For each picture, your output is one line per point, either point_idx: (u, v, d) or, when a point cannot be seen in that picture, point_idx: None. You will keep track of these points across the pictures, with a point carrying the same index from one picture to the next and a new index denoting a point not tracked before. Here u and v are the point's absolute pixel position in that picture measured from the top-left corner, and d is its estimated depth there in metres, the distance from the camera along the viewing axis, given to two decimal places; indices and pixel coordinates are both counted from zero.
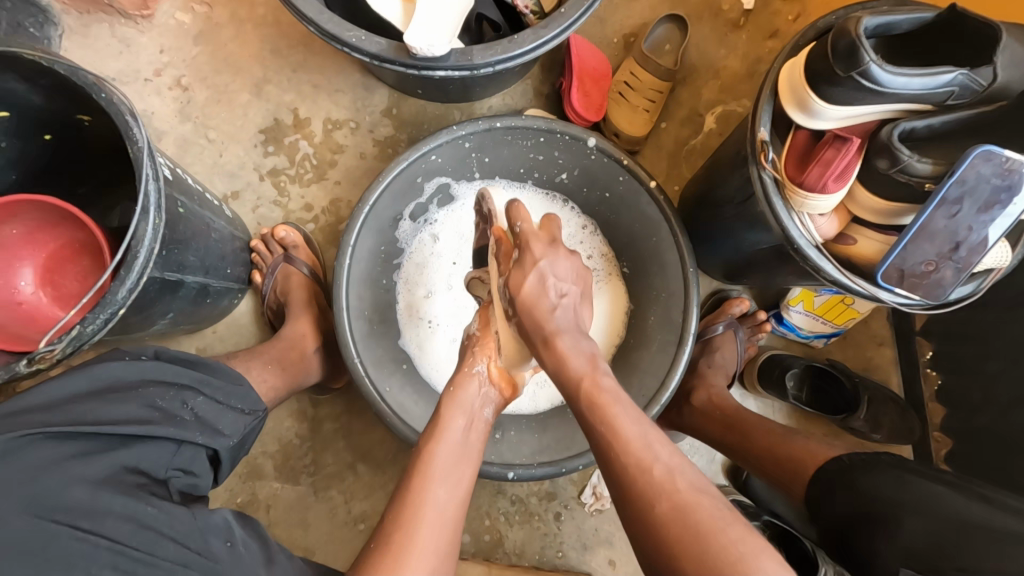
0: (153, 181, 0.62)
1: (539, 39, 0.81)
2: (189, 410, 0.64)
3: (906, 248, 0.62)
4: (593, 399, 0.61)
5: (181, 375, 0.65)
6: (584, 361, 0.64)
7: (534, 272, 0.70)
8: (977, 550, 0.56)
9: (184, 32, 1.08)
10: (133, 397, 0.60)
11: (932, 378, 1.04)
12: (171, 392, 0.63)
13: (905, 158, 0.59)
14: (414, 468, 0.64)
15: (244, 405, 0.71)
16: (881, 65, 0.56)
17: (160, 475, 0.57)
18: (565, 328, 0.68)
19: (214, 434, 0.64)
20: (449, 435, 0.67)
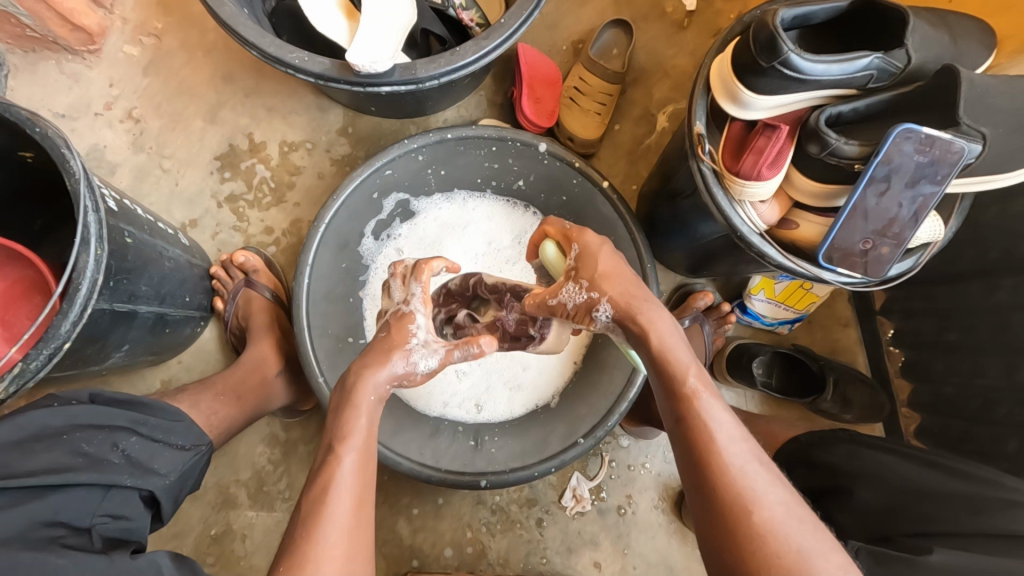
0: (92, 212, 0.61)
1: (481, 49, 0.82)
2: (120, 453, 0.62)
3: (843, 228, 0.64)
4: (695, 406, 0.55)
5: (114, 416, 0.64)
6: (688, 356, 0.59)
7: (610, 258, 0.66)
8: (929, 517, 0.57)
9: (133, 63, 1.08)
10: (58, 445, 0.59)
11: (895, 355, 1.06)
12: (100, 435, 0.62)
13: (833, 141, 0.61)
14: (320, 479, 0.55)
15: (184, 442, 0.70)
16: (800, 54, 0.59)
17: (84, 524, 0.55)
18: (664, 324, 0.61)
19: (146, 475, 0.63)
20: (354, 438, 0.58)
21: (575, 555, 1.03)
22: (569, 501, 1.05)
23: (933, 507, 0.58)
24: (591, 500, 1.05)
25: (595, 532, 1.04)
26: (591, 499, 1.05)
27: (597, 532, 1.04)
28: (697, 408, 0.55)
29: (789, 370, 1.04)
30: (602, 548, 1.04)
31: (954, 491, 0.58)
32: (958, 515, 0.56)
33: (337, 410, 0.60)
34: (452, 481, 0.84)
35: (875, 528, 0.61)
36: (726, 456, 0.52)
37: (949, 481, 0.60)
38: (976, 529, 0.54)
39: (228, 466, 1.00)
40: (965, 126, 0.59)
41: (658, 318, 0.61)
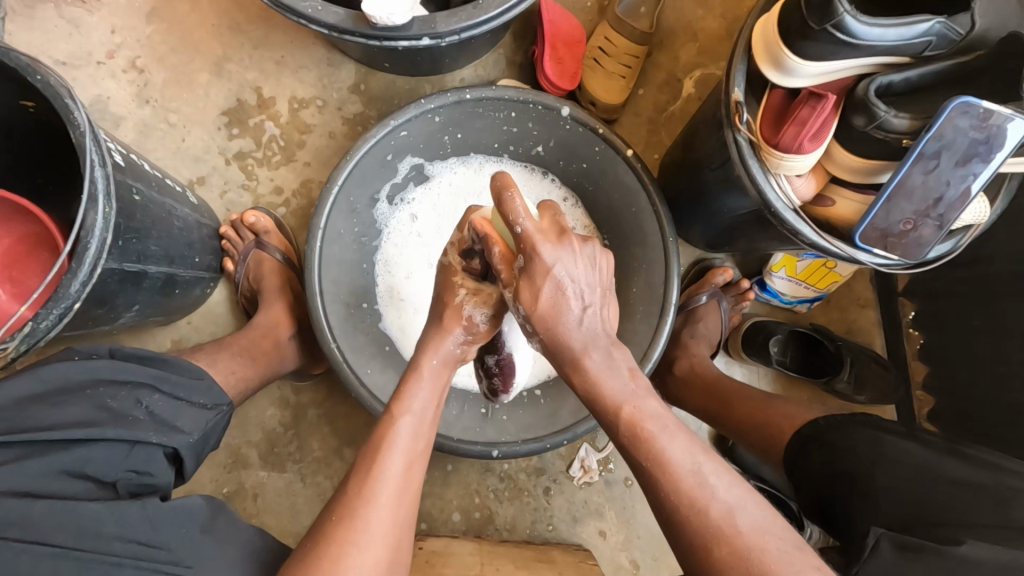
0: (99, 167, 0.59)
1: (504, 4, 0.77)
2: (144, 409, 0.59)
3: (884, 207, 0.61)
4: (636, 426, 0.59)
5: (135, 372, 0.61)
6: (624, 387, 0.61)
7: (549, 284, 0.61)
8: (957, 507, 0.57)
9: (136, 9, 1.02)
10: (82, 400, 0.57)
11: (915, 338, 1.04)
12: (123, 391, 0.59)
13: (881, 114, 0.58)
14: (378, 434, 0.62)
15: (207, 401, 0.66)
16: (855, 16, 0.54)
17: (109, 477, 0.53)
18: (593, 341, 0.62)
19: (170, 433, 0.60)
20: (413, 406, 0.65)
21: (580, 524, 1.05)
22: (577, 471, 1.06)
23: (955, 497, 0.57)
24: (598, 471, 1.06)
25: (601, 502, 1.05)
26: (598, 470, 1.06)
27: (604, 502, 1.05)
28: (647, 443, 0.58)
29: (804, 349, 1.03)
30: (608, 518, 1.05)
31: (976, 482, 0.58)
32: (987, 507, 0.55)
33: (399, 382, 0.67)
34: (464, 451, 0.84)
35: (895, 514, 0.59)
36: (678, 477, 0.55)
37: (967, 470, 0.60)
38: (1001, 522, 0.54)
39: (240, 426, 1.01)
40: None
41: (591, 339, 0.62)
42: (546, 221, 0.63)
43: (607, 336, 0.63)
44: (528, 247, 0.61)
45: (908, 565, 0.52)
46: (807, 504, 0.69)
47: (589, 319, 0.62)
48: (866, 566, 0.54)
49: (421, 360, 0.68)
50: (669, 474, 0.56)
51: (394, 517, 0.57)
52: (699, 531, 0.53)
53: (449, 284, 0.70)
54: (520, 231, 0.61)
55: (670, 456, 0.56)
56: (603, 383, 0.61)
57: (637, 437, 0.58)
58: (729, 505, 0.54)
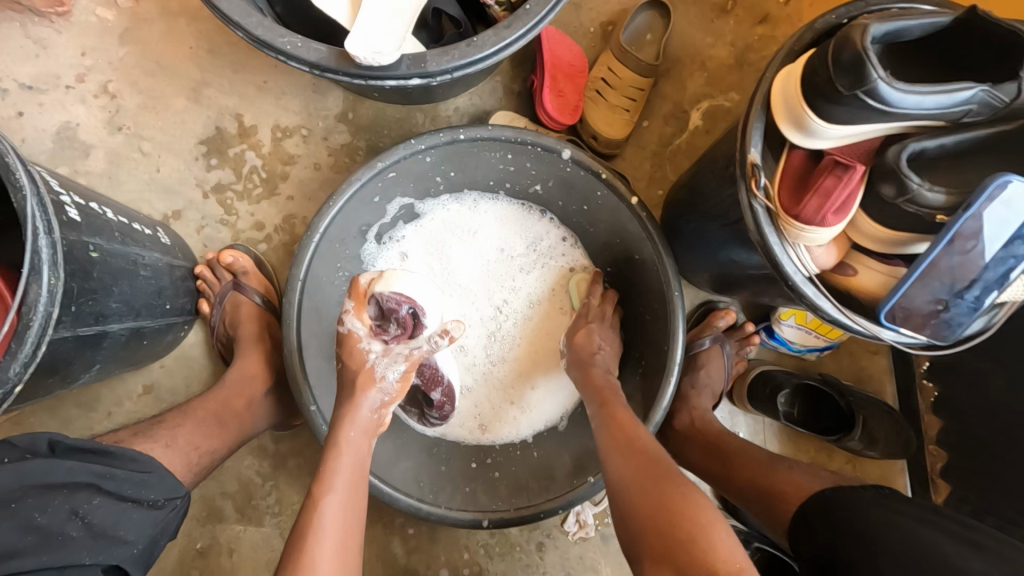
0: (44, 234, 0.53)
1: (501, 41, 0.72)
2: (81, 522, 0.51)
3: (915, 285, 0.55)
4: (628, 442, 0.67)
5: (74, 472, 0.52)
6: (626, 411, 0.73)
7: (586, 333, 0.86)
8: None
9: (108, 30, 0.96)
10: (3, 518, 0.48)
11: (929, 390, 0.99)
12: (56, 500, 0.50)
13: (915, 187, 0.52)
14: (305, 515, 0.59)
15: (158, 496, 0.58)
16: (890, 83, 0.49)
17: None
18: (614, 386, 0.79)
19: (109, 546, 0.52)
20: (337, 480, 0.62)
21: None
22: (572, 525, 1.00)
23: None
24: (594, 525, 1.00)
25: (597, 558, 1.00)
26: (595, 524, 1.00)
27: (600, 558, 1.00)
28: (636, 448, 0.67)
29: (812, 402, 0.98)
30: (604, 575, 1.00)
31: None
32: None
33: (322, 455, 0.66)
34: (452, 520, 0.79)
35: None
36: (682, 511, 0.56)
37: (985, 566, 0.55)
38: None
39: (216, 477, 0.95)
40: None
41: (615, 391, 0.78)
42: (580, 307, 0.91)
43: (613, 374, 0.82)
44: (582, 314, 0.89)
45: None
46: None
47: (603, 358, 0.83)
48: None
49: (339, 436, 0.67)
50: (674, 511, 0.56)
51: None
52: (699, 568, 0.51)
53: (356, 349, 0.75)
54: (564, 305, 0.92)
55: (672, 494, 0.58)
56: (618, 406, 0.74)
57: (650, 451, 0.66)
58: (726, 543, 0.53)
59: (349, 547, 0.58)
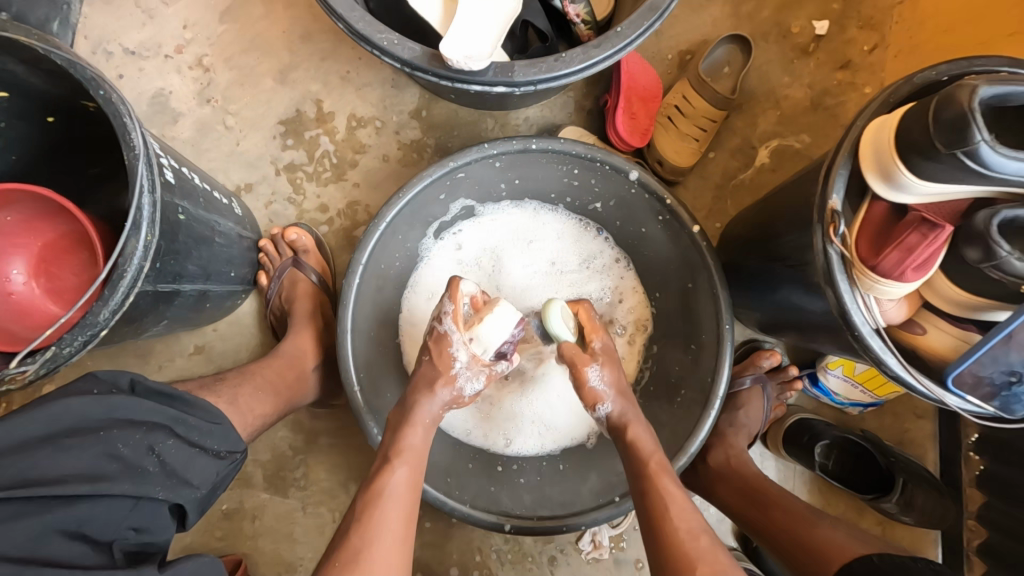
0: (147, 191, 0.56)
1: (589, 59, 0.73)
2: (156, 458, 0.52)
3: (988, 353, 0.54)
4: (651, 477, 0.67)
5: (154, 413, 0.53)
6: (652, 447, 0.71)
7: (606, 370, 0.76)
8: None
9: (211, 7, 1.01)
10: (93, 442, 0.49)
11: (975, 463, 0.95)
12: (138, 435, 0.52)
13: (1003, 254, 0.51)
14: (373, 483, 0.66)
15: (222, 447, 0.59)
16: (993, 146, 0.48)
17: (107, 537, 0.47)
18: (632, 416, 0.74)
19: (179, 487, 0.53)
20: (406, 452, 0.69)
21: None
22: (586, 544, 1.00)
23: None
24: (609, 548, 1.00)
25: None
26: (609, 547, 1.00)
27: None
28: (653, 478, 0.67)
29: (853, 458, 0.95)
30: None
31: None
32: None
33: (394, 428, 0.72)
34: (476, 519, 0.79)
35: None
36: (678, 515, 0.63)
37: None
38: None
39: (250, 443, 0.98)
40: None
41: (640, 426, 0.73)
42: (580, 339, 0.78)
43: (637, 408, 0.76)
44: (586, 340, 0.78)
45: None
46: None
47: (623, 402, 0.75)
48: None
49: (416, 413, 0.73)
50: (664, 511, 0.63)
51: (395, 556, 0.60)
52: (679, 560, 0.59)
53: (445, 353, 0.75)
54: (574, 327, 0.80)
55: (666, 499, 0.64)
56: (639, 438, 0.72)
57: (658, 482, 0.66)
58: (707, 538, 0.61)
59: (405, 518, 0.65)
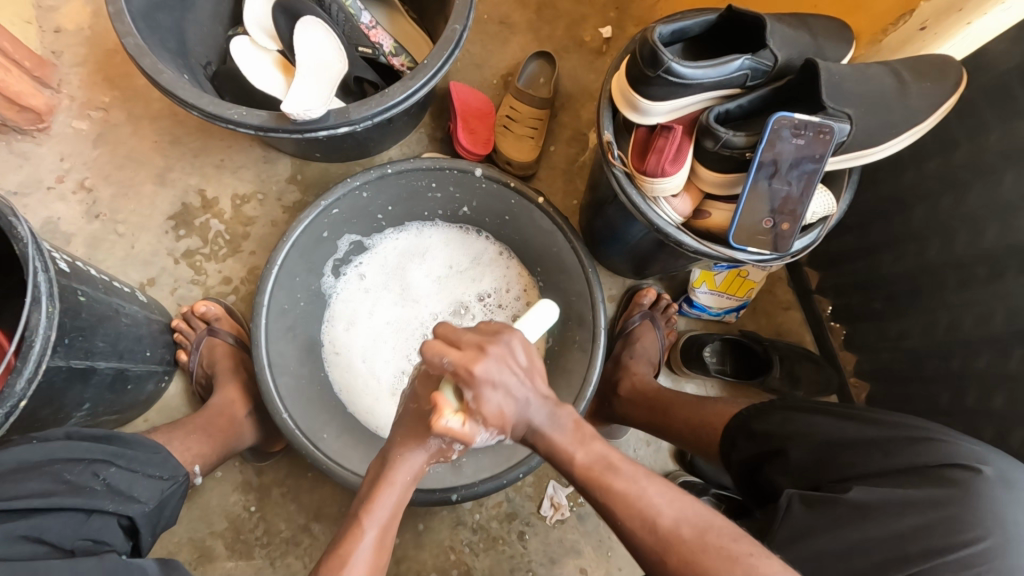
0: (41, 272, 0.65)
1: (408, 89, 0.89)
2: (100, 481, 0.64)
3: (745, 212, 0.71)
4: (591, 476, 0.62)
5: (94, 449, 0.66)
6: (572, 441, 0.65)
7: (495, 397, 0.60)
8: (853, 463, 0.64)
9: (82, 137, 1.12)
10: (39, 475, 0.60)
11: (837, 330, 1.11)
12: (80, 466, 0.64)
13: (723, 135, 0.69)
14: (343, 546, 0.61)
15: (163, 471, 0.71)
16: (679, 62, 0.66)
17: (65, 544, 0.57)
18: (540, 412, 0.65)
19: (126, 502, 0.65)
20: (380, 512, 0.64)
21: (559, 564, 1.05)
22: (548, 510, 1.07)
23: (852, 454, 0.65)
24: (569, 506, 1.07)
25: (576, 538, 1.06)
26: (569, 505, 1.07)
27: (579, 538, 1.06)
28: (600, 483, 0.62)
29: (741, 353, 1.11)
30: (585, 554, 1.05)
31: (867, 437, 0.65)
32: (877, 457, 0.63)
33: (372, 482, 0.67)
34: (425, 499, 0.86)
35: (807, 480, 0.67)
36: (629, 507, 0.59)
37: (861, 426, 0.67)
38: (888, 468, 0.62)
39: (205, 517, 1.00)
40: (831, 110, 0.67)
41: (557, 430, 0.65)
42: (454, 377, 0.60)
43: (545, 398, 0.65)
44: (465, 378, 0.59)
45: (814, 518, 0.59)
46: (741, 484, 0.76)
47: (531, 410, 0.64)
48: (782, 528, 0.61)
49: (390, 469, 0.67)
50: (621, 508, 0.60)
51: None
52: (654, 546, 0.58)
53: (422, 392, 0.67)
54: (449, 367, 0.59)
55: (621, 494, 0.60)
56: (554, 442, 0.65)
57: (595, 480, 0.62)
58: (675, 517, 0.58)
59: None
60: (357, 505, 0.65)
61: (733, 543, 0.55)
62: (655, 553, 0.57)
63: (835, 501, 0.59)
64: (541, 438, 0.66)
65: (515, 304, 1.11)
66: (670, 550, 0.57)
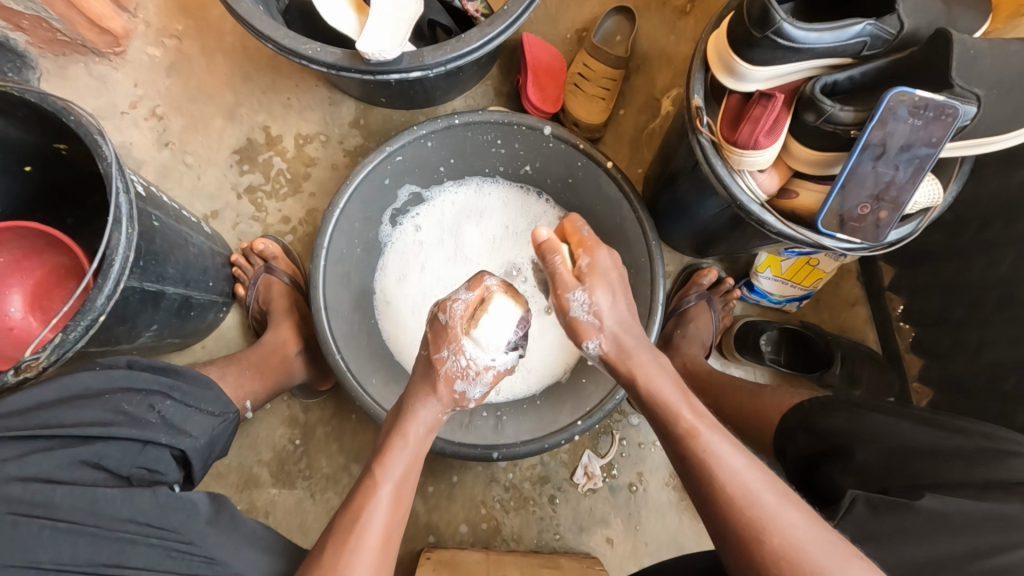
0: (122, 193, 0.66)
1: (485, 36, 0.85)
2: (156, 414, 0.66)
3: (840, 196, 0.65)
4: (694, 433, 0.60)
5: (150, 380, 0.67)
6: (673, 390, 0.65)
7: (597, 296, 0.70)
8: (927, 472, 0.61)
9: (156, 64, 1.13)
10: (100, 403, 0.63)
11: (906, 332, 1.05)
12: (138, 397, 0.66)
13: (828, 108, 0.63)
14: (364, 492, 0.61)
15: (215, 407, 0.73)
16: (792, 23, 0.60)
17: (123, 472, 0.60)
18: (633, 345, 0.70)
19: (179, 435, 0.67)
20: (395, 470, 0.63)
21: (587, 532, 1.06)
22: (581, 479, 1.07)
23: (925, 461, 0.62)
24: (602, 478, 1.07)
25: (607, 509, 1.07)
26: (602, 476, 1.07)
27: (609, 509, 1.07)
28: (699, 441, 0.59)
29: (800, 347, 1.06)
30: (614, 525, 1.06)
31: (946, 446, 0.61)
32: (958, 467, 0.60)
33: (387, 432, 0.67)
34: (462, 453, 0.86)
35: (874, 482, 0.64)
36: (722, 469, 0.57)
37: (938, 433, 0.63)
38: (966, 480, 0.58)
39: (252, 445, 1.04)
40: (958, 88, 0.60)
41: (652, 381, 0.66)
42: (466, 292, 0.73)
43: (639, 333, 0.71)
44: (581, 276, 0.70)
45: (881, 521, 0.57)
46: (793, 476, 0.74)
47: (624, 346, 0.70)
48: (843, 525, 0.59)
49: (407, 423, 0.67)
50: (713, 476, 0.57)
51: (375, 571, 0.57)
52: (721, 504, 0.55)
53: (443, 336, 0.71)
54: (564, 264, 0.70)
55: (714, 455, 0.58)
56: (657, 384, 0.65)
57: (692, 433, 0.60)
58: (750, 482, 0.56)
59: (392, 535, 0.60)
60: (376, 457, 0.65)
61: (810, 528, 0.52)
62: (734, 526, 0.54)
63: (908, 509, 0.57)
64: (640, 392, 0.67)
65: None
66: (741, 509, 0.54)
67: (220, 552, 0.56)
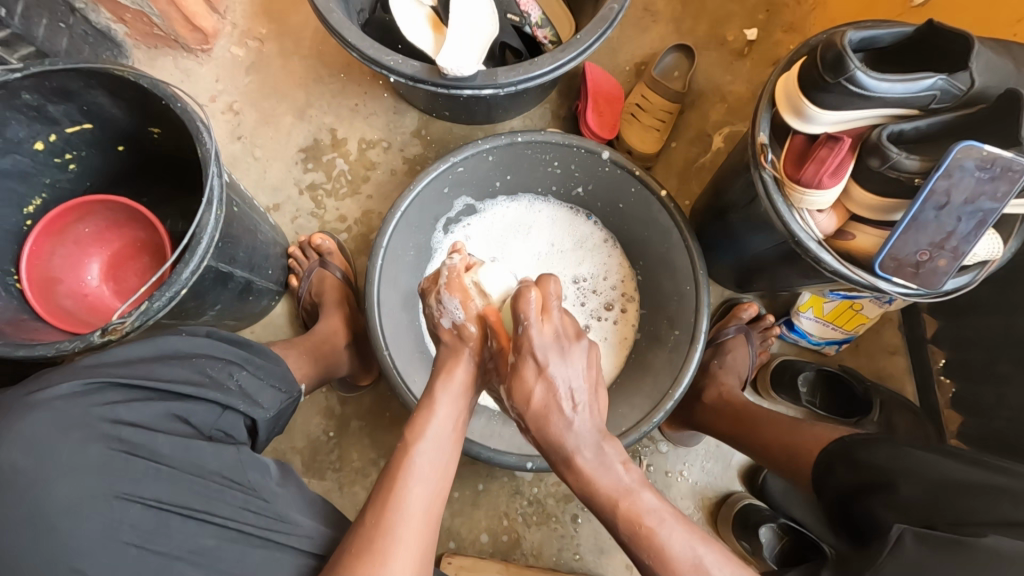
0: (216, 178, 0.70)
1: (557, 62, 0.90)
2: (235, 381, 0.69)
3: (899, 239, 0.67)
4: (635, 524, 0.60)
5: (229, 351, 0.71)
6: (621, 481, 0.62)
7: (541, 383, 0.64)
8: (969, 507, 0.59)
9: (238, 63, 1.20)
10: (188, 364, 0.66)
11: (946, 386, 1.04)
12: (220, 363, 0.69)
13: (894, 156, 0.65)
14: (397, 459, 0.64)
15: (282, 384, 0.76)
16: (866, 72, 0.62)
17: (205, 430, 0.63)
18: (584, 440, 0.64)
19: (253, 405, 0.70)
20: (430, 433, 0.66)
21: (607, 554, 1.05)
22: None
23: (969, 497, 0.60)
24: None
25: None
26: None
27: None
28: (647, 541, 0.59)
29: (836, 389, 1.06)
30: None
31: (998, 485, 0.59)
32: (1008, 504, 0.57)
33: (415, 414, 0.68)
34: (501, 459, 0.87)
35: (915, 517, 0.62)
36: (677, 571, 0.57)
37: (987, 475, 0.61)
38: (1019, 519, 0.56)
39: (288, 432, 1.07)
40: None
41: (603, 471, 0.63)
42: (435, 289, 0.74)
43: (595, 430, 0.64)
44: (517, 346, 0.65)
45: (927, 556, 0.54)
46: (833, 514, 0.73)
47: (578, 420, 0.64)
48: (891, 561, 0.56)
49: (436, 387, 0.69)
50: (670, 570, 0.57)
51: (416, 547, 0.58)
52: None
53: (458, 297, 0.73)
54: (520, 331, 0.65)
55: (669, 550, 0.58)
56: (595, 479, 0.62)
57: (639, 539, 0.60)
58: None
59: (430, 529, 0.61)
60: (412, 423, 0.67)
61: None
62: None
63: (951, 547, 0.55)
64: (593, 506, 0.63)
65: (608, 289, 1.12)
66: None
67: (291, 513, 0.60)
